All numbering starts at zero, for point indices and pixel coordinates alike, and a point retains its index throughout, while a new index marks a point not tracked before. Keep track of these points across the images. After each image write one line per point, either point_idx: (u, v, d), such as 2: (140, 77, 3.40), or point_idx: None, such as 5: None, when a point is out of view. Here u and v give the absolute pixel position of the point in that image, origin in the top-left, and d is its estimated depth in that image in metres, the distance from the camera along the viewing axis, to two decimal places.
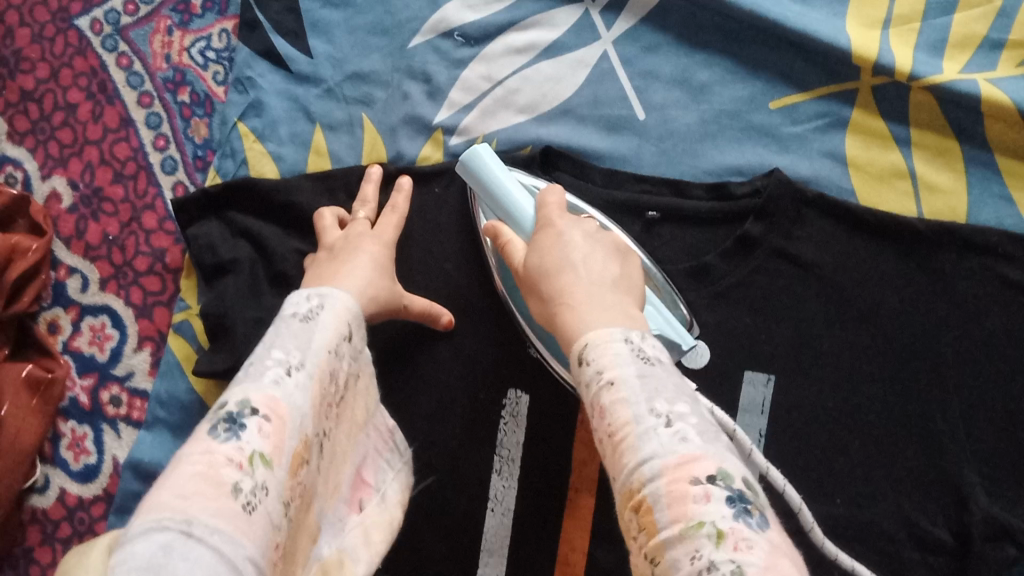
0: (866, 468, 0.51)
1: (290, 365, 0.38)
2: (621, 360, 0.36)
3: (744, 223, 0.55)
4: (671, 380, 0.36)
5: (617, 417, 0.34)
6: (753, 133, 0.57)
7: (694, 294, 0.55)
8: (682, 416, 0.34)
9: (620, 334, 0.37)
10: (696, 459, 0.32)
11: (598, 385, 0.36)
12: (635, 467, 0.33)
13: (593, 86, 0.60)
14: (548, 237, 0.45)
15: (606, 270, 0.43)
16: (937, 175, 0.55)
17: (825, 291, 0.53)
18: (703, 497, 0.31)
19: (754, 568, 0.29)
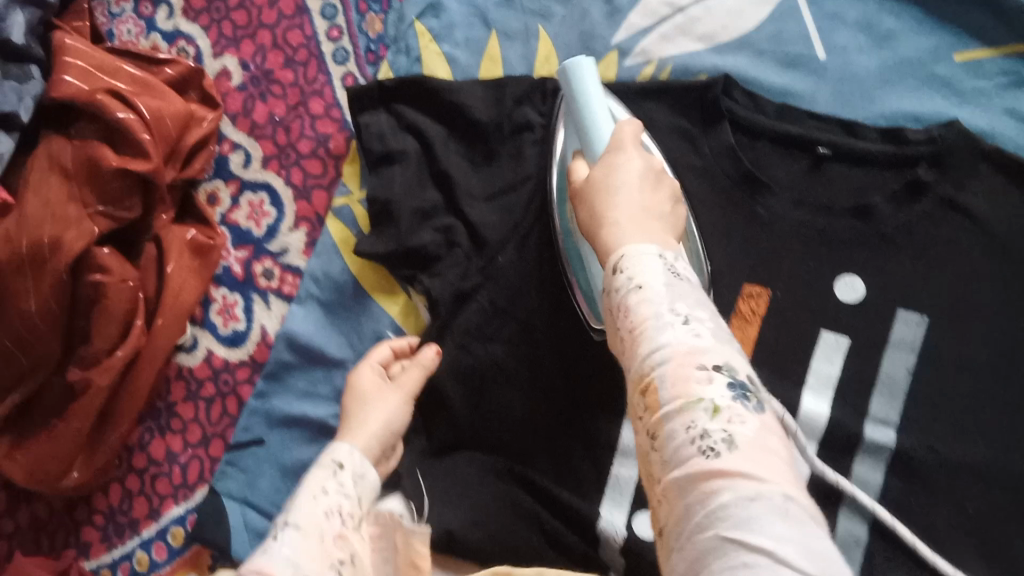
0: (1013, 419, 0.52)
1: (278, 529, 0.45)
2: (650, 270, 0.38)
3: (915, 169, 0.56)
4: (694, 292, 0.38)
5: (639, 314, 0.36)
6: (933, 83, 0.58)
7: (856, 233, 0.56)
8: (700, 319, 0.36)
9: (654, 249, 0.39)
10: (703, 352, 0.34)
11: (626, 289, 0.38)
12: (650, 354, 0.35)
13: (776, 23, 0.61)
14: (611, 157, 0.46)
15: (658, 206, 0.43)
16: None
17: (990, 246, 0.54)
18: (706, 381, 0.33)
19: (745, 440, 0.32)
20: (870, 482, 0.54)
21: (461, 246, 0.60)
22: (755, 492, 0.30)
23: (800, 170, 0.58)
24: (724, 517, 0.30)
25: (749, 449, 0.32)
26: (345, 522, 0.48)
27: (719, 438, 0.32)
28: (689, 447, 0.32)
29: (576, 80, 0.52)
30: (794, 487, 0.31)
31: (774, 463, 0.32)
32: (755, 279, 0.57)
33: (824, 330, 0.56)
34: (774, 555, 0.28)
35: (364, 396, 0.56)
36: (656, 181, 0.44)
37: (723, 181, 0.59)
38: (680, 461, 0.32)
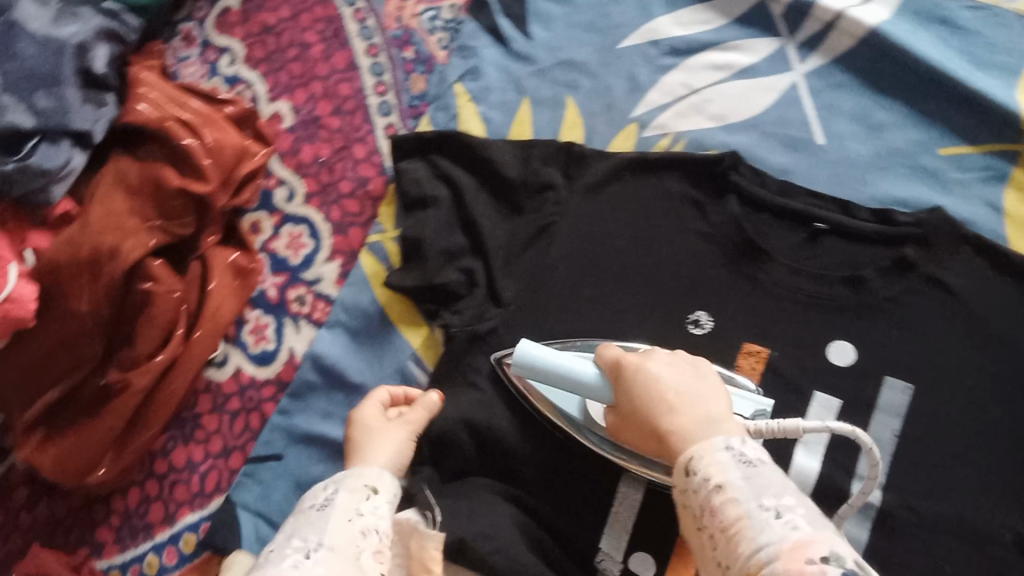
0: (983, 479, 0.57)
1: (308, 549, 0.49)
2: (726, 467, 0.43)
3: (902, 247, 0.62)
4: (775, 479, 0.43)
5: (729, 514, 0.41)
6: (920, 172, 0.65)
7: (848, 301, 0.61)
8: (789, 508, 0.41)
9: (720, 442, 0.45)
10: (808, 541, 0.39)
11: (707, 490, 0.43)
12: (753, 550, 0.39)
13: (780, 108, 0.68)
14: (626, 372, 0.51)
15: (693, 386, 0.50)
16: None
17: (969, 319, 0.60)
18: (820, 572, 0.37)
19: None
20: (857, 540, 0.57)
21: (479, 287, 0.65)
22: None
23: (799, 241, 0.64)
24: None
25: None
26: (380, 540, 0.51)
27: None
28: None
29: (534, 364, 0.54)
30: None
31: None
32: (755, 339, 0.62)
33: (815, 391, 0.60)
34: None
35: (373, 430, 0.60)
36: (673, 368, 0.51)
37: (728, 246, 0.64)
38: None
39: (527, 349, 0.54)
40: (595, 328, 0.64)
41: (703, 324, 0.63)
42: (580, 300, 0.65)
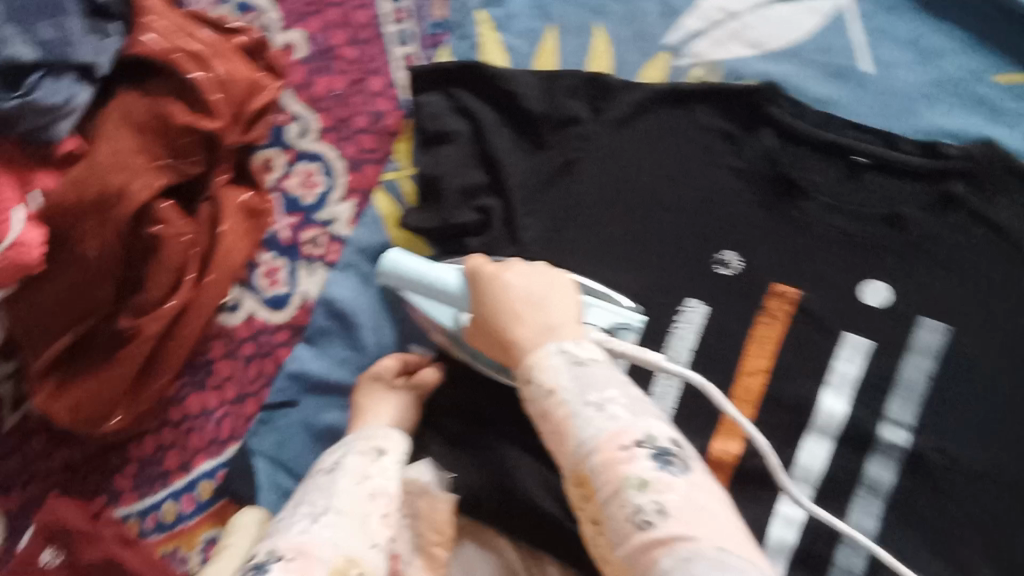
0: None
1: (316, 514, 0.48)
2: (558, 372, 0.47)
3: (948, 182, 0.58)
4: (601, 373, 0.47)
5: (560, 414, 0.45)
6: (973, 103, 0.60)
7: (887, 239, 0.58)
8: (611, 400, 0.45)
9: (553, 348, 0.48)
10: (625, 432, 0.43)
11: (542, 395, 0.46)
12: (580, 445, 0.44)
13: (825, 35, 0.63)
14: (487, 285, 0.52)
15: (548, 302, 0.50)
16: None
17: (1017, 260, 0.57)
18: (629, 459, 0.42)
19: (674, 505, 0.40)
20: (882, 481, 0.55)
21: (496, 228, 0.63)
22: (691, 553, 0.38)
23: (839, 175, 0.60)
24: None
25: (675, 510, 0.40)
26: (389, 503, 0.52)
27: (653, 508, 0.40)
28: (628, 524, 0.41)
29: (399, 272, 0.58)
30: (729, 539, 0.39)
31: (702, 520, 0.40)
32: (785, 280, 0.59)
33: (845, 331, 0.57)
34: None
35: (375, 395, 0.59)
36: (533, 281, 0.52)
37: (761, 183, 0.61)
38: (623, 532, 0.41)
39: (395, 258, 0.58)
40: (621, 269, 0.62)
41: (736, 265, 0.60)
42: (605, 241, 0.62)
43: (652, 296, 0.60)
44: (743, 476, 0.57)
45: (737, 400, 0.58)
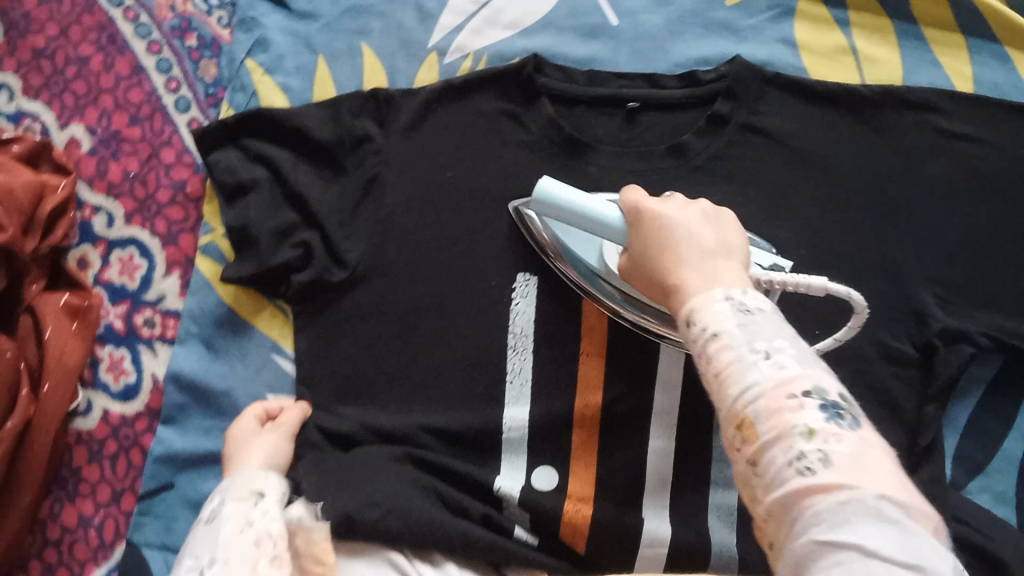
0: (838, 303, 0.59)
1: (199, 567, 0.48)
2: (724, 317, 0.40)
3: (715, 104, 0.62)
4: (773, 322, 0.39)
5: (721, 360, 0.38)
6: (714, 28, 0.65)
7: (676, 168, 0.61)
8: (779, 350, 0.38)
9: (720, 294, 0.41)
10: (792, 380, 0.37)
11: (704, 340, 0.40)
12: (740, 394, 0.37)
13: (570, 1, 0.67)
14: (655, 225, 0.49)
15: (716, 236, 0.47)
16: (875, 49, 0.63)
17: (792, 156, 0.61)
18: (797, 408, 0.36)
19: (842, 458, 0.34)
20: None
21: (318, 257, 0.64)
22: (850, 497, 0.33)
23: (619, 124, 0.64)
24: (819, 524, 0.33)
25: (842, 461, 0.34)
26: (276, 543, 0.50)
27: (815, 457, 0.34)
28: (788, 469, 0.35)
29: (555, 204, 0.52)
30: (895, 489, 0.33)
31: (874, 473, 0.34)
32: None
33: None
34: (863, 550, 0.31)
35: (243, 439, 0.60)
36: (706, 224, 0.48)
37: (552, 149, 0.64)
38: (781, 481, 0.35)
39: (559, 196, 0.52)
40: (447, 265, 0.64)
41: None
42: (424, 243, 0.65)
43: (485, 278, 0.64)
44: (607, 425, 0.60)
45: (584, 356, 0.61)
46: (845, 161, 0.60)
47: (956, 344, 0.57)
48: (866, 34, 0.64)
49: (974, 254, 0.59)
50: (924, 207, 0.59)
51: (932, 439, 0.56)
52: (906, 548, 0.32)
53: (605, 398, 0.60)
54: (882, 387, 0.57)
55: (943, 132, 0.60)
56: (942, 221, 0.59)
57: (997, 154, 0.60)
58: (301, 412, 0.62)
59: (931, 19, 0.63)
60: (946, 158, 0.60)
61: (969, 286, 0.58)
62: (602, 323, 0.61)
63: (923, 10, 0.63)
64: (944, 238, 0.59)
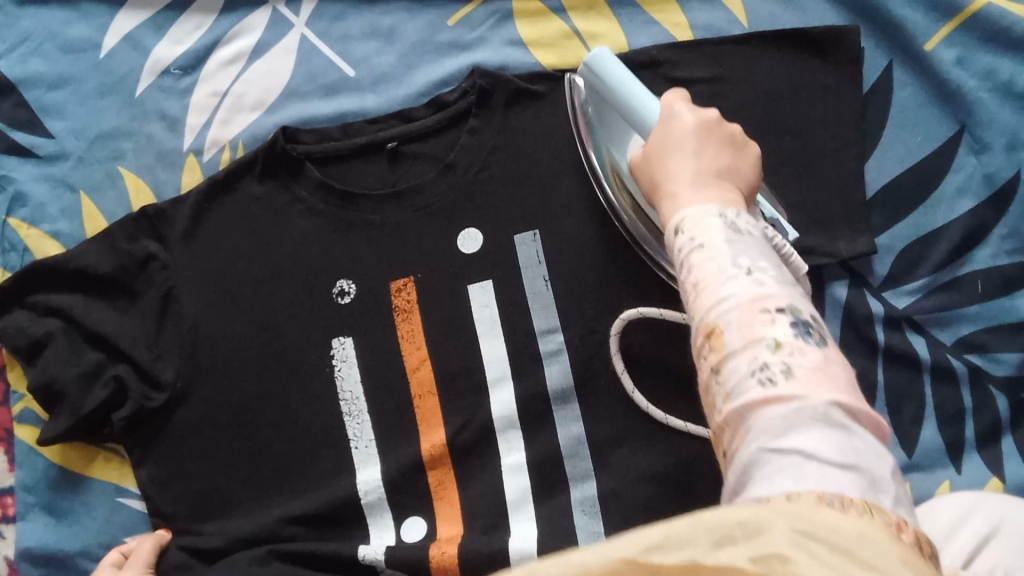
0: (633, 273, 0.61)
1: None
2: (712, 230, 0.40)
3: (467, 120, 0.63)
4: (757, 243, 0.40)
5: (705, 269, 0.39)
6: (446, 49, 0.67)
7: (452, 192, 0.62)
8: (762, 269, 0.38)
9: (714, 210, 0.42)
10: (768, 298, 0.37)
11: (689, 248, 0.40)
12: (714, 303, 0.37)
13: (304, 65, 0.68)
14: (667, 125, 0.50)
15: (720, 158, 0.47)
16: (594, 25, 0.66)
17: (551, 148, 0.63)
18: (768, 321, 0.36)
19: (804, 371, 0.35)
20: (565, 382, 0.59)
21: (132, 389, 0.62)
22: (804, 408, 0.33)
23: (385, 167, 0.64)
24: (766, 432, 0.34)
25: (805, 373, 0.34)
26: None
27: (779, 370, 0.35)
28: (751, 380, 0.35)
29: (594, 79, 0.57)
30: (842, 398, 0.34)
31: (830, 386, 0.34)
32: (396, 274, 0.62)
33: (466, 286, 0.62)
34: (806, 456, 0.32)
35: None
36: (713, 135, 0.48)
37: (331, 210, 0.63)
38: (739, 393, 0.35)
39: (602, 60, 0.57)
40: (263, 355, 0.63)
41: (348, 289, 0.62)
42: (234, 340, 0.63)
43: (302, 353, 0.62)
44: (457, 456, 0.60)
45: (417, 397, 0.61)
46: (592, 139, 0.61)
47: None
48: (582, 14, 0.66)
49: None
50: None
51: None
52: (847, 452, 0.32)
53: (448, 431, 0.60)
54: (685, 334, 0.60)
55: (673, 80, 0.60)
56: None
57: (736, 87, 0.59)
58: (161, 535, 0.62)
59: None
60: None
61: None
62: (427, 364, 0.61)
63: None
64: None
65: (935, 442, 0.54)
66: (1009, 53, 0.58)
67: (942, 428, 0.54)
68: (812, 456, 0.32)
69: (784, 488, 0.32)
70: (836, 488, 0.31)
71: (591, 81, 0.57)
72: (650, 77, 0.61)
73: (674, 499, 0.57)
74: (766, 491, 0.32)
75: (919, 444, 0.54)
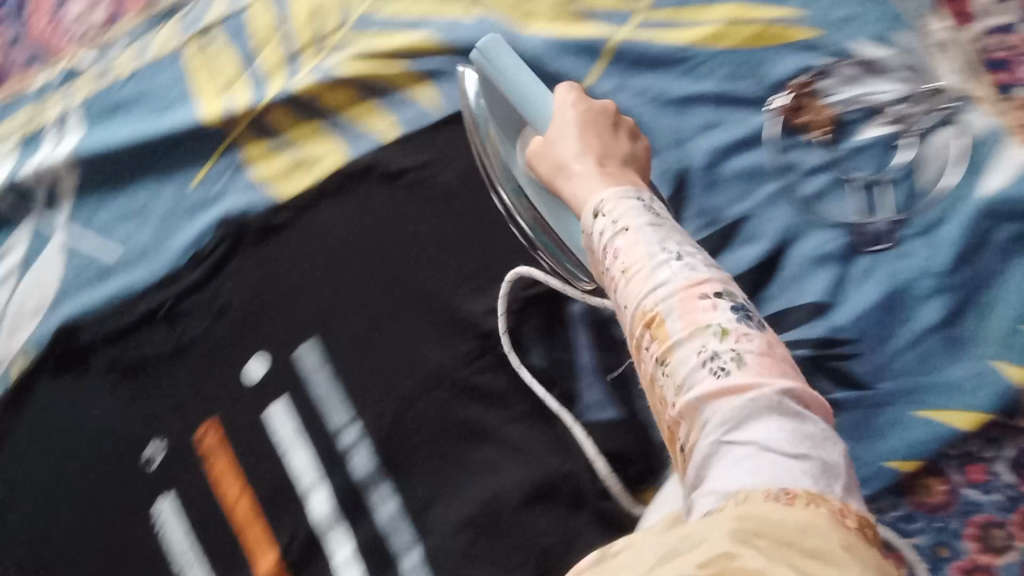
0: (409, 348, 0.64)
1: None
2: (631, 212, 0.50)
3: (228, 265, 0.68)
4: (675, 233, 0.49)
5: (635, 256, 0.47)
6: (196, 209, 0.70)
7: (228, 332, 0.66)
8: (688, 255, 0.47)
9: (634, 195, 0.52)
10: (702, 282, 0.45)
11: (613, 233, 0.50)
12: (651, 293, 0.45)
13: (71, 263, 0.71)
14: (553, 117, 0.61)
15: (591, 144, 0.58)
16: (318, 149, 0.68)
17: (309, 263, 0.67)
18: (711, 308, 0.43)
19: (751, 356, 0.41)
20: (370, 466, 0.62)
21: None
22: (750, 402, 0.39)
23: (165, 329, 0.67)
24: (725, 424, 0.39)
25: (753, 360, 0.41)
26: None
27: (729, 358, 0.41)
28: (702, 368, 0.41)
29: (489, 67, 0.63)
30: (782, 384, 0.39)
31: (773, 375, 0.40)
32: (198, 421, 0.65)
33: (265, 410, 0.65)
34: (761, 445, 0.37)
35: None
36: (590, 123, 0.59)
37: (126, 383, 0.67)
38: (694, 384, 0.41)
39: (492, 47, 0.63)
40: (91, 539, 0.64)
41: (157, 451, 0.65)
42: (63, 533, 0.64)
43: (128, 526, 0.64)
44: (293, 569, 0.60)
45: (243, 528, 0.62)
46: (334, 242, 0.67)
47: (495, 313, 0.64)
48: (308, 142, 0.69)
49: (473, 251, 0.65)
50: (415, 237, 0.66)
51: (529, 402, 0.62)
52: (801, 439, 0.37)
53: (279, 548, 0.61)
54: (469, 385, 0.63)
55: (390, 174, 0.67)
56: (438, 240, 0.66)
57: (445, 167, 0.67)
58: None
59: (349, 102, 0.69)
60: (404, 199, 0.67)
61: (485, 271, 0.65)
62: (245, 493, 0.63)
63: (336, 100, 0.69)
64: (444, 250, 0.66)
65: None
66: (648, 70, 0.66)
67: None
68: (767, 447, 0.37)
69: (740, 482, 0.36)
70: (777, 478, 0.36)
71: (487, 71, 0.63)
72: (365, 180, 0.67)
73: (487, 539, 0.58)
74: (728, 481, 0.37)
75: None
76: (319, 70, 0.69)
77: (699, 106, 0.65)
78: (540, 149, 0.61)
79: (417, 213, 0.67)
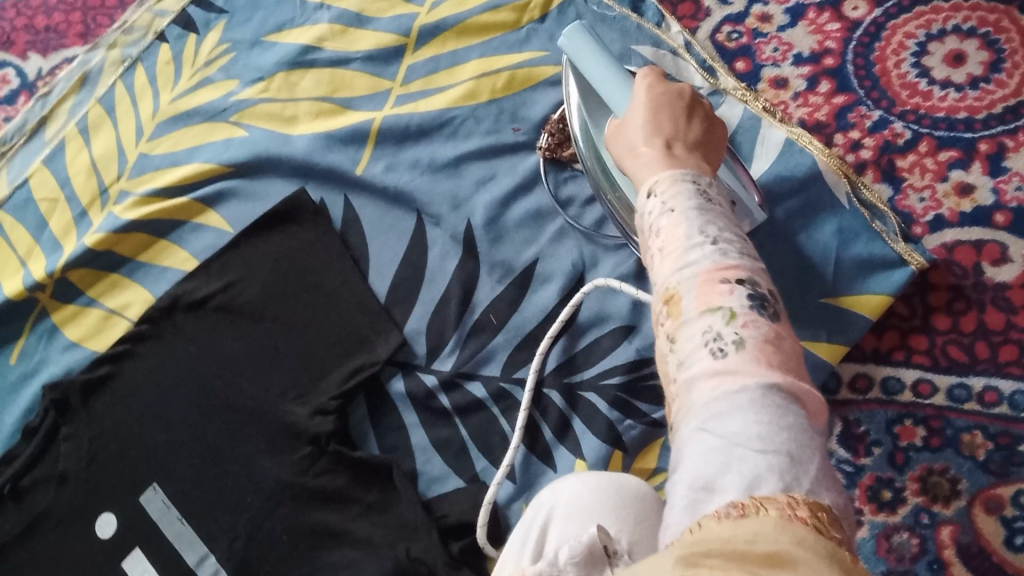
0: (247, 470, 0.62)
1: None
2: (683, 197, 0.39)
3: (60, 428, 0.64)
4: (724, 214, 0.38)
5: (672, 232, 0.37)
6: (20, 384, 0.68)
7: (71, 497, 0.62)
8: (727, 241, 0.36)
9: (688, 177, 0.41)
10: (733, 268, 0.35)
11: (660, 213, 0.39)
12: (677, 269, 0.35)
13: None
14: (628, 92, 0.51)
15: (665, 126, 0.46)
16: (122, 296, 0.69)
17: (139, 407, 0.64)
18: (728, 291, 0.34)
19: (756, 344, 0.32)
20: None
21: None
22: (742, 390, 0.31)
23: (7, 511, 0.63)
24: (709, 416, 0.31)
25: (759, 346, 0.32)
26: None
27: (730, 343, 0.32)
28: (702, 350, 0.33)
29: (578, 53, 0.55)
30: (785, 386, 0.31)
31: (780, 375, 0.31)
32: None
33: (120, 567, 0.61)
34: (737, 442, 0.29)
35: None
36: (667, 96, 0.48)
37: None
38: (692, 366, 0.33)
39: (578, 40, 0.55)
40: None
41: None
42: None
43: None
44: None
45: None
46: (156, 386, 0.64)
47: (320, 415, 0.62)
48: (110, 292, 0.69)
49: (286, 358, 0.65)
50: (229, 359, 0.65)
51: (373, 493, 0.61)
52: (786, 436, 0.29)
53: None
54: (308, 494, 0.61)
55: (191, 304, 0.66)
56: (255, 355, 0.65)
57: (246, 284, 0.67)
58: None
59: (140, 245, 0.70)
60: (212, 323, 0.66)
61: (303, 377, 0.64)
62: None
63: (127, 245, 0.70)
64: (260, 364, 0.65)
65: (528, 458, 0.61)
66: (419, 141, 0.68)
67: (527, 441, 0.61)
68: (739, 442, 0.29)
69: (698, 480, 0.29)
70: (751, 480, 0.28)
71: (575, 60, 0.55)
72: (176, 314, 0.66)
73: None
74: (688, 474, 0.30)
75: (517, 466, 0.61)
76: (105, 224, 0.70)
77: (469, 165, 0.67)
78: (613, 133, 0.49)
79: (224, 334, 0.65)
